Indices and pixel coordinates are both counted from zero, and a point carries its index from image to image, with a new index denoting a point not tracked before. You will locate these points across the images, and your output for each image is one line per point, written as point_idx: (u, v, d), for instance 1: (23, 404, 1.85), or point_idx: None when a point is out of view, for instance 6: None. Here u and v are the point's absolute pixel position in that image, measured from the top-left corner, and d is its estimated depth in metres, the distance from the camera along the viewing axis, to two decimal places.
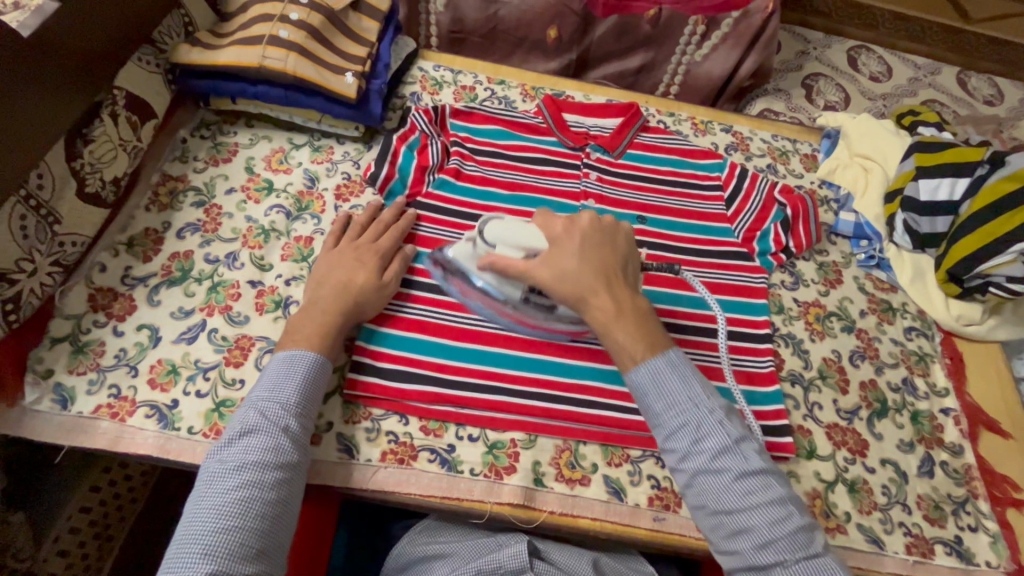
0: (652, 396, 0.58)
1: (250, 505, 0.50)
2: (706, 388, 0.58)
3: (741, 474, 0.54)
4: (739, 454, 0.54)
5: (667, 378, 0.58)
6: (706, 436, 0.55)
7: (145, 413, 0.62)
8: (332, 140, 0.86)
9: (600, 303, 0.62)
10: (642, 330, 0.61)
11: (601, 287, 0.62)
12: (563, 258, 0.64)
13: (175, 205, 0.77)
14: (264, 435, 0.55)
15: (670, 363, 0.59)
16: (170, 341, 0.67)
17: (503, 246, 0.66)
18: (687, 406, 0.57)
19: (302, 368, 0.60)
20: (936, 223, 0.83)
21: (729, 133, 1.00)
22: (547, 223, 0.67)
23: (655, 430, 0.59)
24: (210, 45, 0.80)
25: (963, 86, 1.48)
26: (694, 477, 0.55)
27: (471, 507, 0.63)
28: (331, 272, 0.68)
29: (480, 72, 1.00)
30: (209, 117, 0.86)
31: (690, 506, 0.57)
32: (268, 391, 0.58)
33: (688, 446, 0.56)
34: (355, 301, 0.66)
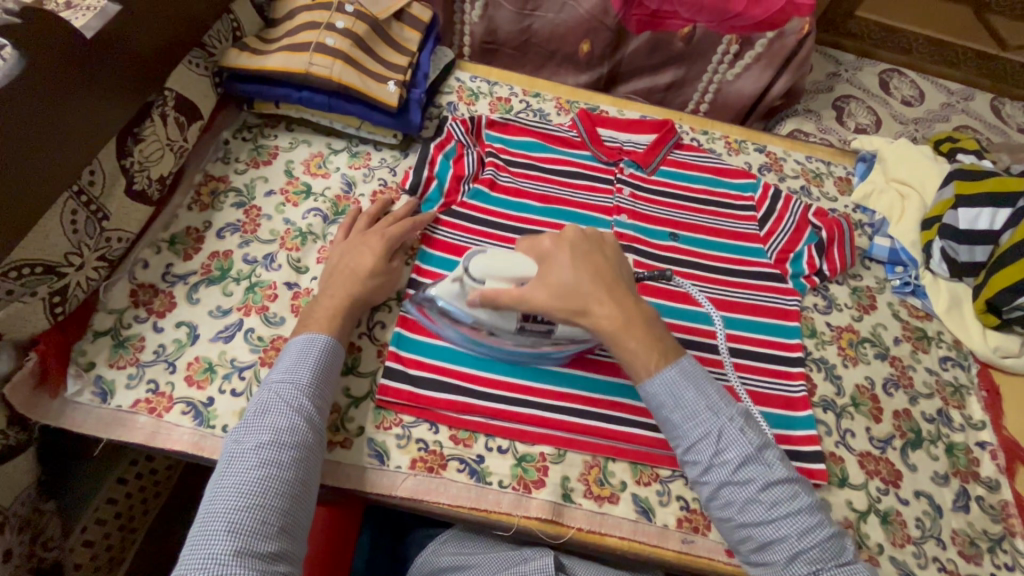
0: (670, 408, 0.58)
1: (269, 485, 0.50)
2: (722, 395, 0.58)
3: (767, 484, 0.54)
4: (761, 463, 0.55)
5: (684, 389, 0.58)
6: (728, 446, 0.55)
7: (181, 410, 0.63)
8: (369, 147, 0.88)
9: (605, 313, 0.61)
10: (651, 336, 0.60)
11: (604, 295, 0.61)
12: (555, 274, 0.62)
13: (216, 205, 0.78)
14: (279, 416, 0.55)
15: (685, 373, 0.59)
16: (208, 339, 0.68)
17: (492, 279, 0.63)
18: (706, 416, 0.57)
19: (315, 350, 0.60)
20: (975, 253, 0.83)
21: (763, 153, 0.99)
22: (533, 244, 0.66)
23: (675, 443, 0.58)
24: (258, 51, 0.82)
25: (997, 113, 1.46)
26: (718, 489, 0.55)
27: (499, 520, 0.63)
28: (343, 259, 0.70)
29: (516, 85, 1.01)
30: (251, 120, 0.87)
31: (716, 517, 0.57)
32: (283, 373, 0.58)
33: (711, 457, 0.56)
34: (365, 288, 0.67)
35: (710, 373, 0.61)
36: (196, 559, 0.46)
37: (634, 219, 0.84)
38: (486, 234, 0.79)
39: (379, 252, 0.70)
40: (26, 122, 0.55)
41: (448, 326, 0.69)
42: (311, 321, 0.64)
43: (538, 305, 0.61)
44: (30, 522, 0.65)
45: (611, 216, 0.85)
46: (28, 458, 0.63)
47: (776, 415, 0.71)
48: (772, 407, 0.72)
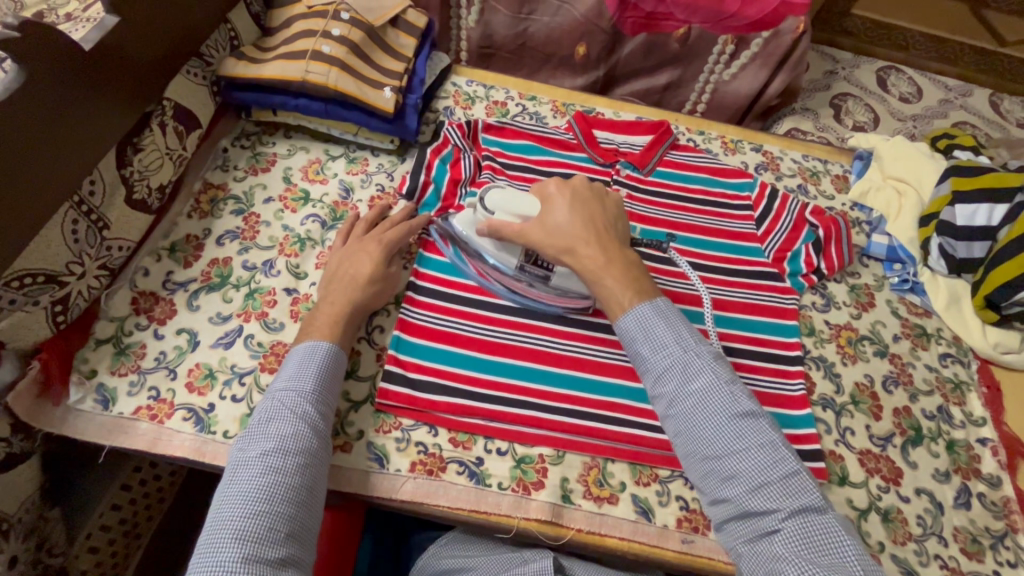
0: (640, 342, 0.60)
1: (275, 491, 0.50)
2: (694, 333, 0.59)
3: (730, 415, 0.54)
4: (727, 394, 0.55)
5: (655, 324, 0.60)
6: (694, 377, 0.56)
7: (182, 416, 0.64)
8: (366, 153, 0.88)
9: (590, 254, 0.65)
10: (631, 277, 0.63)
11: (591, 238, 0.65)
12: (552, 214, 0.68)
13: (215, 212, 0.79)
14: (283, 422, 0.55)
15: (658, 311, 0.60)
16: (208, 345, 0.68)
17: (502, 212, 0.70)
18: (674, 349, 0.58)
19: (317, 357, 0.61)
20: (972, 249, 0.83)
21: (759, 152, 0.99)
22: (540, 187, 0.71)
23: (644, 376, 0.60)
24: (255, 59, 0.83)
25: (995, 109, 1.46)
26: (683, 419, 0.56)
27: (499, 522, 0.63)
28: (341, 266, 0.70)
29: (512, 88, 1.01)
30: (250, 128, 0.88)
31: (682, 452, 0.57)
32: (286, 381, 0.59)
33: (676, 388, 0.57)
34: (365, 293, 0.68)
35: (685, 315, 0.62)
36: (205, 565, 0.47)
37: (631, 221, 0.85)
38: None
39: (378, 258, 0.71)
40: (24, 134, 0.55)
41: (465, 256, 0.76)
42: (313, 328, 0.64)
43: (531, 242, 0.67)
44: (35, 530, 0.66)
45: None
46: (33, 465, 0.64)
47: (775, 414, 0.71)
48: (770, 407, 0.72)
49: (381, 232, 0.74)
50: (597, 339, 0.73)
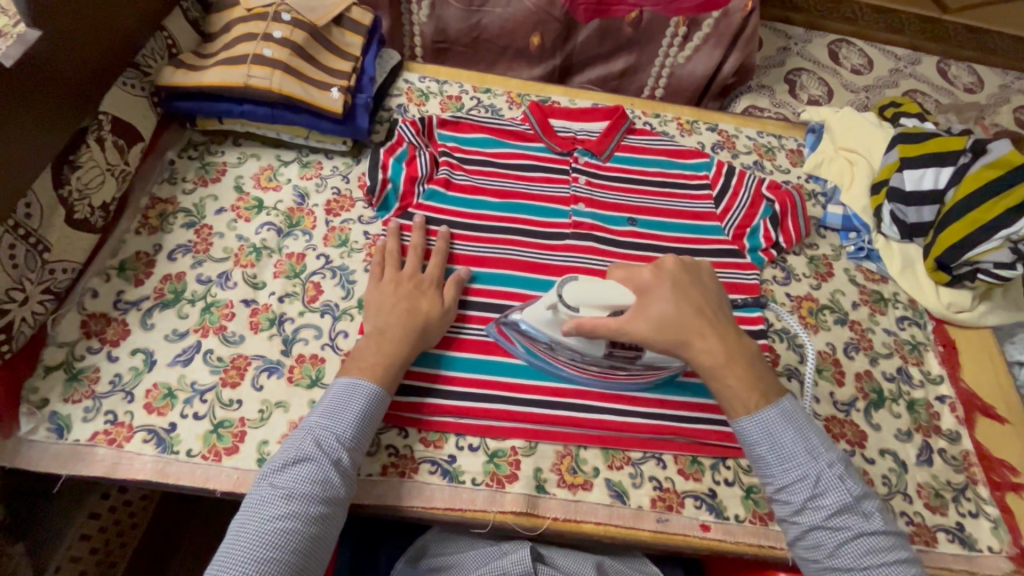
0: (762, 450, 0.58)
1: (290, 538, 0.51)
2: (822, 440, 0.58)
3: (860, 534, 0.54)
4: (859, 511, 0.55)
5: (781, 430, 0.58)
6: (826, 493, 0.55)
7: (143, 438, 0.62)
8: (320, 156, 0.86)
9: (707, 347, 0.61)
10: (753, 374, 0.60)
11: (707, 329, 0.61)
12: (655, 306, 0.62)
13: (165, 227, 0.77)
14: (314, 467, 0.55)
15: (783, 414, 0.58)
16: (166, 364, 0.67)
17: (587, 308, 0.63)
18: (803, 459, 0.57)
19: (360, 398, 0.59)
20: (922, 213, 0.84)
21: (715, 131, 1.01)
22: (631, 273, 0.65)
23: (766, 482, 0.58)
24: (195, 66, 0.80)
25: (943, 75, 1.50)
26: (807, 531, 0.56)
27: (474, 517, 0.63)
28: (392, 301, 0.68)
29: (466, 82, 1.00)
30: (197, 137, 0.86)
31: (800, 555, 0.57)
32: (326, 419, 0.58)
33: (805, 500, 0.56)
34: (422, 327, 0.66)
35: (809, 416, 0.60)
36: None
37: (591, 207, 0.85)
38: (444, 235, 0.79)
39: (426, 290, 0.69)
40: None
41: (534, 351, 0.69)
42: (360, 364, 0.62)
43: (638, 339, 0.61)
44: None
45: (569, 206, 0.85)
46: None
47: None
48: None
49: (417, 264, 0.72)
50: None
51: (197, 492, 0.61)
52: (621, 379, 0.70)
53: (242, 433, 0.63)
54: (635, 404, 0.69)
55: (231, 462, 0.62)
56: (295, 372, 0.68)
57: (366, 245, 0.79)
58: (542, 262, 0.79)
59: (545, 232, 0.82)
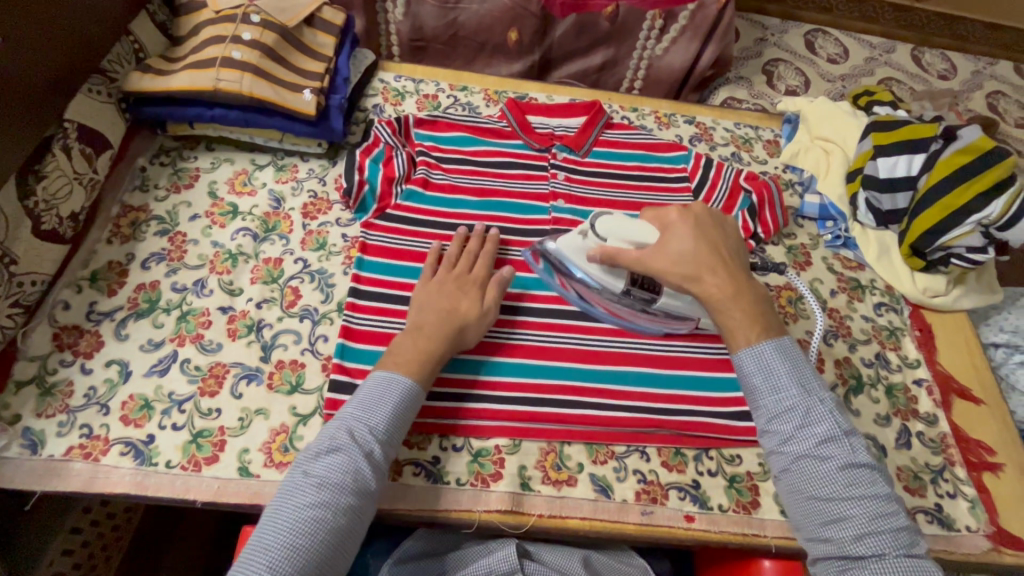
0: (756, 378, 0.59)
1: (320, 528, 0.50)
2: (817, 379, 0.58)
3: (847, 465, 0.53)
4: (847, 444, 0.54)
5: (777, 361, 0.58)
6: (814, 423, 0.55)
7: (120, 451, 0.61)
8: (295, 159, 0.85)
9: (717, 282, 0.63)
10: (758, 311, 0.61)
11: (719, 266, 0.63)
12: (675, 243, 0.65)
13: (138, 235, 0.75)
14: (346, 458, 0.54)
15: (781, 349, 0.59)
16: (141, 375, 0.66)
17: (613, 239, 0.68)
18: (796, 391, 0.57)
19: (394, 390, 0.59)
20: (897, 200, 0.85)
21: (692, 124, 1.01)
22: (658, 214, 0.68)
23: (757, 413, 0.59)
24: (162, 71, 0.79)
25: (918, 62, 1.52)
26: (794, 462, 0.55)
27: (460, 517, 0.63)
28: (432, 299, 0.67)
29: (442, 80, 1.00)
30: (168, 143, 0.84)
31: (784, 488, 0.57)
32: (360, 410, 0.57)
33: (794, 430, 0.56)
34: (459, 327, 0.65)
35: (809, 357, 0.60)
36: None
37: (571, 203, 0.85)
38: (424, 236, 0.78)
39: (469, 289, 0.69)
40: None
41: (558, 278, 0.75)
42: (395, 358, 0.62)
43: (653, 271, 0.65)
44: None
45: (549, 203, 0.85)
46: None
47: (721, 377, 0.72)
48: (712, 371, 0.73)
49: (466, 264, 0.71)
50: (543, 324, 0.73)
51: (177, 503, 0.60)
52: (600, 373, 0.70)
53: (222, 442, 0.63)
54: (617, 399, 0.69)
55: (211, 472, 0.61)
56: (275, 379, 0.67)
57: (345, 247, 0.78)
58: (524, 259, 0.79)
59: (525, 229, 0.82)
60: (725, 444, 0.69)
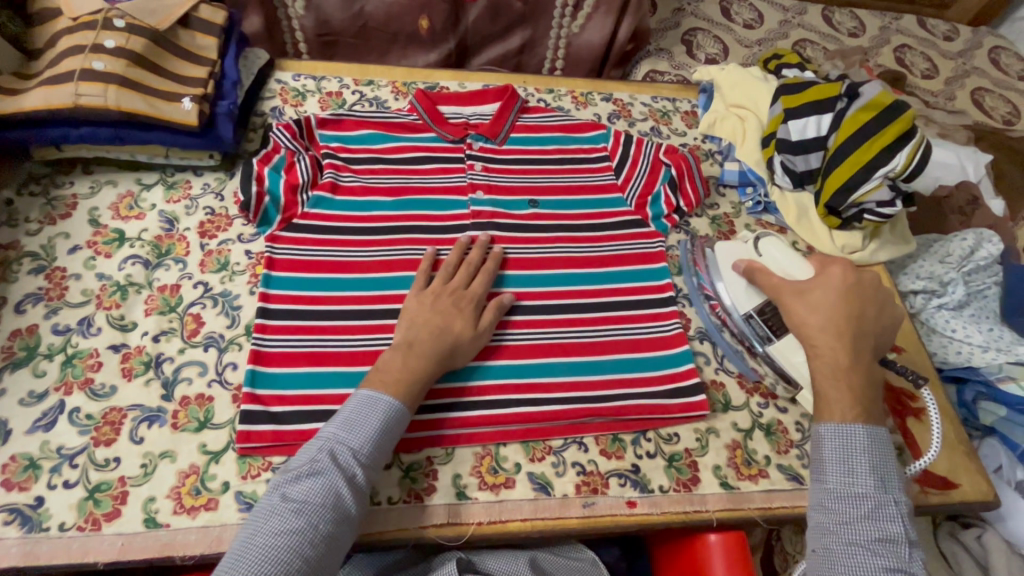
0: (832, 455, 0.57)
1: (297, 556, 0.46)
2: (894, 480, 0.57)
3: (897, 569, 0.51)
4: (907, 553, 0.52)
5: (863, 445, 0.57)
6: (882, 520, 0.53)
7: (3, 520, 0.55)
8: (187, 174, 0.79)
9: (838, 348, 0.63)
10: (865, 394, 0.61)
11: (851, 337, 0.63)
12: (819, 297, 0.66)
13: (9, 276, 0.68)
14: (328, 480, 0.50)
15: (871, 437, 0.58)
16: (23, 432, 0.59)
17: (768, 261, 0.75)
18: (873, 483, 0.55)
19: (381, 409, 0.56)
20: (810, 160, 0.86)
21: (610, 101, 0.99)
22: (826, 268, 0.69)
23: (818, 488, 0.57)
24: (15, 90, 0.70)
25: (829, 22, 1.55)
26: (845, 544, 0.53)
27: (395, 537, 0.60)
28: (426, 314, 0.64)
29: (346, 75, 0.94)
30: (39, 170, 0.76)
31: (815, 561, 0.54)
32: (346, 430, 0.54)
33: (858, 514, 0.54)
34: (450, 350, 0.62)
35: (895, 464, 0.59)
36: None
37: (490, 194, 0.82)
38: (334, 242, 0.74)
39: (468, 311, 0.66)
40: None
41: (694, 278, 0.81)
42: (382, 376, 0.58)
43: (788, 315, 0.67)
44: None
45: (467, 195, 0.81)
46: None
47: (650, 357, 0.72)
48: (637, 351, 0.72)
49: (463, 278, 0.69)
50: None
51: (75, 569, 0.55)
52: (530, 368, 0.68)
53: (123, 494, 0.57)
54: (549, 392, 0.67)
55: (112, 528, 0.55)
56: (180, 417, 0.62)
57: (249, 265, 0.73)
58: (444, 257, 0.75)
59: (443, 227, 0.78)
60: (661, 424, 0.69)
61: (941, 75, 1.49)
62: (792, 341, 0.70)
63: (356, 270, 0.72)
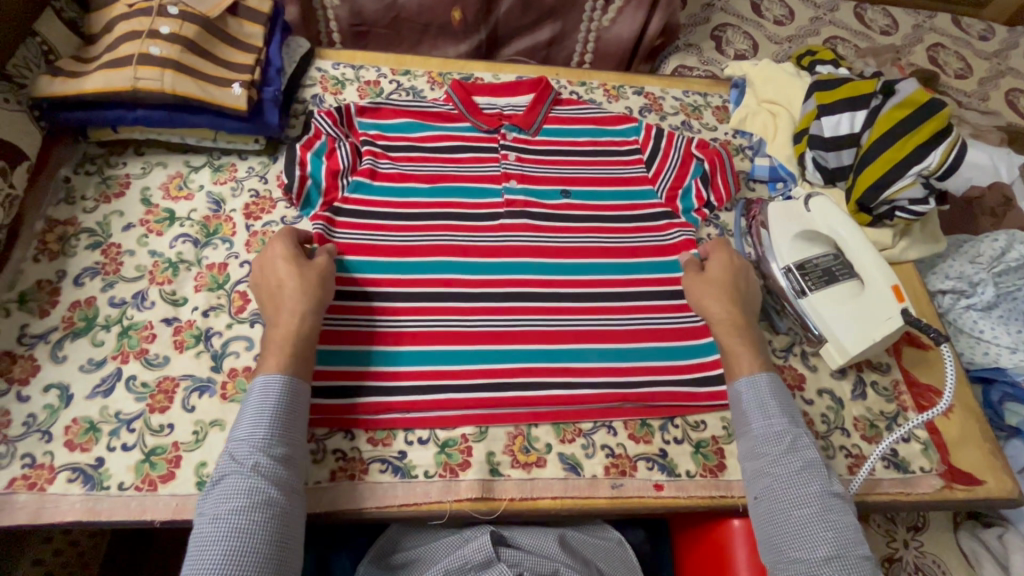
0: (749, 407, 0.63)
1: (228, 554, 0.48)
2: (797, 413, 0.63)
3: (825, 492, 0.57)
4: (825, 473, 0.58)
5: (767, 390, 0.64)
6: (801, 450, 0.59)
7: (67, 478, 0.58)
8: (233, 157, 0.82)
9: (721, 311, 0.70)
10: (755, 343, 0.68)
11: (728, 300, 0.71)
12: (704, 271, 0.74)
13: (68, 250, 0.71)
14: (233, 480, 0.52)
15: (768, 379, 0.65)
16: (84, 397, 0.62)
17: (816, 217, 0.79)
18: (785, 421, 0.61)
19: (263, 398, 0.57)
20: (842, 157, 0.86)
21: (642, 95, 1.00)
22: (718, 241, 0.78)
23: (747, 437, 0.63)
24: (76, 73, 0.74)
25: (861, 19, 1.53)
26: (777, 482, 0.58)
27: (430, 510, 0.62)
28: (264, 290, 0.66)
29: (384, 65, 0.96)
30: (93, 151, 0.80)
31: (759, 507, 0.59)
32: (238, 431, 0.55)
33: (781, 452, 0.59)
34: (296, 288, 0.64)
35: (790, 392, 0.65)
36: None
37: (523, 183, 0.83)
38: (372, 224, 0.76)
39: (293, 259, 0.66)
40: None
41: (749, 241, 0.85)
42: (264, 356, 0.60)
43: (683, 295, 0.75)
44: None
45: (501, 184, 0.83)
46: None
47: (676, 346, 0.73)
48: (661, 340, 0.73)
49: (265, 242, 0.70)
50: (506, 308, 0.72)
51: (133, 526, 0.58)
52: (562, 354, 0.70)
53: (177, 458, 0.60)
54: (581, 376, 0.69)
55: (168, 489, 0.59)
56: (228, 389, 0.65)
57: None
58: (478, 242, 0.77)
59: (476, 213, 0.79)
60: (689, 412, 0.70)
61: (974, 75, 1.47)
62: (826, 296, 0.74)
63: (393, 253, 0.74)
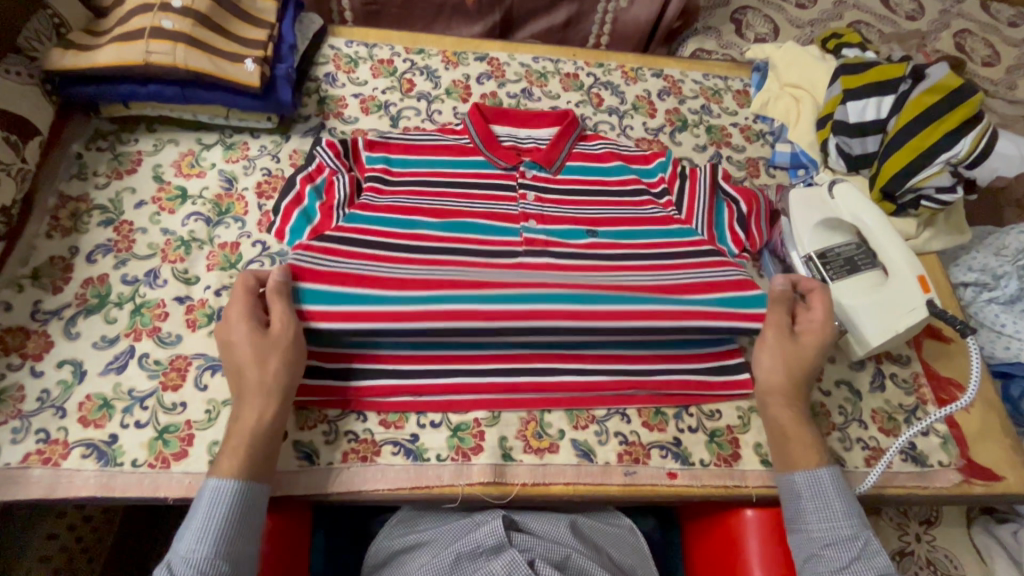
0: (807, 503, 0.59)
1: None
2: (861, 513, 0.59)
3: None
4: None
5: (831, 493, 0.59)
6: (871, 556, 0.56)
7: (81, 453, 0.58)
8: (245, 136, 0.81)
9: (770, 404, 0.65)
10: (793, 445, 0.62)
11: (774, 389, 0.65)
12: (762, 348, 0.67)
13: (80, 227, 0.71)
14: None
15: (825, 482, 0.60)
16: (97, 374, 0.62)
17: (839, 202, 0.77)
18: (851, 526, 0.57)
19: (213, 509, 0.51)
20: (866, 144, 0.84)
21: (661, 77, 0.98)
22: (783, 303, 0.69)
23: (809, 536, 0.58)
24: (87, 46, 0.73)
25: (886, 3, 1.49)
26: None
27: (442, 493, 0.62)
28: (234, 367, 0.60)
29: (397, 43, 0.94)
30: (104, 126, 0.79)
31: None
32: (186, 538, 0.51)
33: (852, 559, 0.56)
34: (245, 376, 0.57)
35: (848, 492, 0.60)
36: None
37: (544, 224, 0.74)
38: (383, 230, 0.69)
39: (247, 341, 0.59)
40: None
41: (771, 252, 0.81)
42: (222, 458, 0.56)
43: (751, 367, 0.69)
44: None
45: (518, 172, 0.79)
46: None
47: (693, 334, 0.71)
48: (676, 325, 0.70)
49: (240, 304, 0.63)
50: None
51: (147, 502, 0.58)
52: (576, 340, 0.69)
53: (190, 437, 0.60)
54: (596, 363, 0.68)
55: (181, 467, 0.59)
56: None
57: None
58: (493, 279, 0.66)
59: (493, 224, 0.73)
60: (704, 400, 0.69)
61: (1002, 63, 1.42)
62: (847, 285, 0.72)
63: (393, 286, 0.63)
